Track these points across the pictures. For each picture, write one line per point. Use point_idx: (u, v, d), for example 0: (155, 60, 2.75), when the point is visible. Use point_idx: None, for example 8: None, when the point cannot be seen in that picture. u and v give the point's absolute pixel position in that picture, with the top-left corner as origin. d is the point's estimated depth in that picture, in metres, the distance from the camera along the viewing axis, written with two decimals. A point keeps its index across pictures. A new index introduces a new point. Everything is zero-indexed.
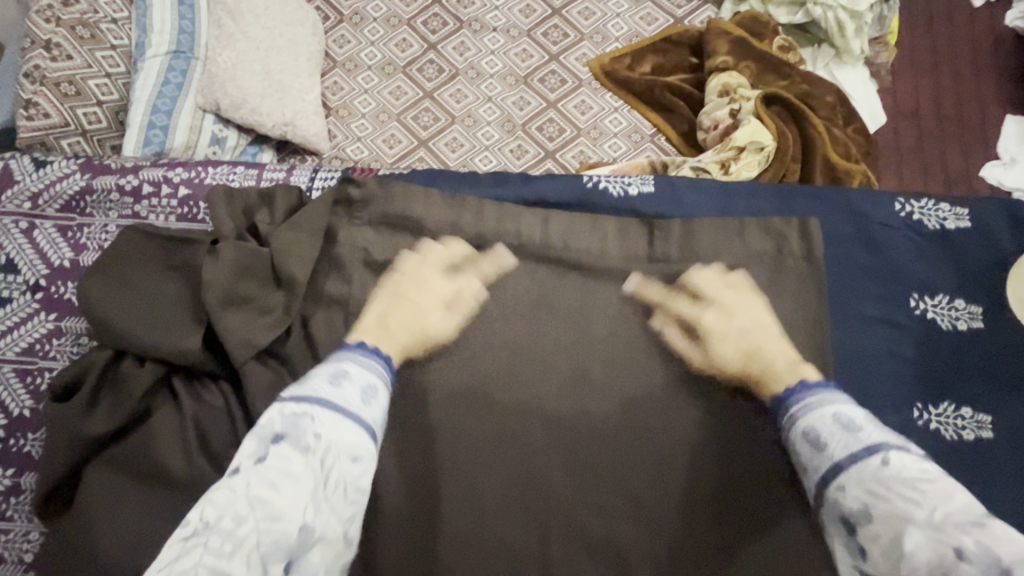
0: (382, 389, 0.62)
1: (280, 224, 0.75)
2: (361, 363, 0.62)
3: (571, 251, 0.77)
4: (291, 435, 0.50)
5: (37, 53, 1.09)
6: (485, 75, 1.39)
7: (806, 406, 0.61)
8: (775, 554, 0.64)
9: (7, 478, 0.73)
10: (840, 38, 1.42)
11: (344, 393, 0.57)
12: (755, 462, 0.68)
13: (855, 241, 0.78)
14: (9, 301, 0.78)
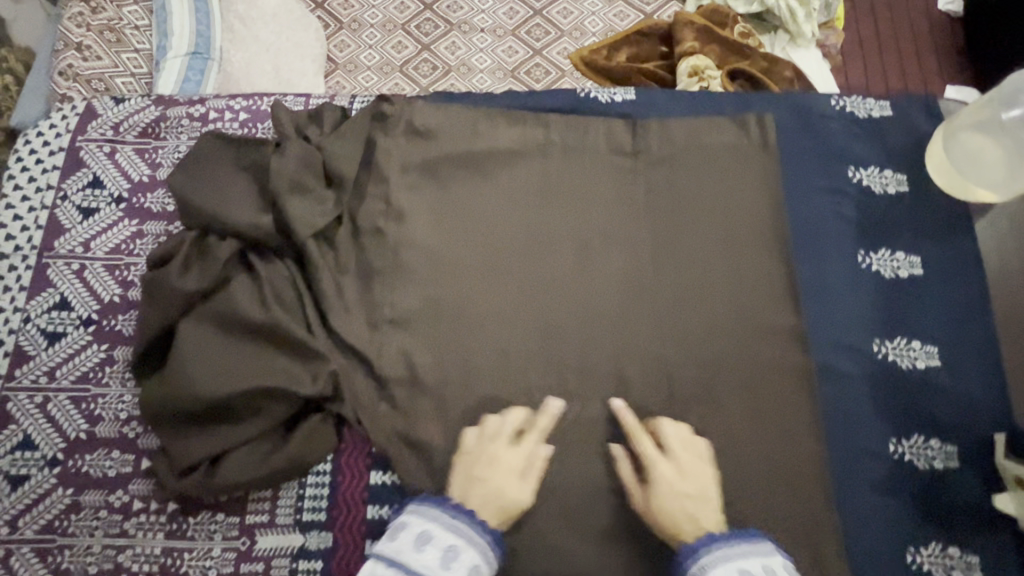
0: (450, 533, 0.68)
1: (328, 132, 0.91)
2: (435, 520, 0.69)
3: (569, 147, 0.93)
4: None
5: (72, 55, 1.30)
6: (476, 70, 1.58)
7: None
8: (743, 367, 0.84)
9: (102, 351, 0.85)
10: (794, 23, 1.64)
11: (423, 560, 0.66)
12: (721, 301, 0.86)
13: (801, 129, 0.94)
14: (97, 211, 0.91)
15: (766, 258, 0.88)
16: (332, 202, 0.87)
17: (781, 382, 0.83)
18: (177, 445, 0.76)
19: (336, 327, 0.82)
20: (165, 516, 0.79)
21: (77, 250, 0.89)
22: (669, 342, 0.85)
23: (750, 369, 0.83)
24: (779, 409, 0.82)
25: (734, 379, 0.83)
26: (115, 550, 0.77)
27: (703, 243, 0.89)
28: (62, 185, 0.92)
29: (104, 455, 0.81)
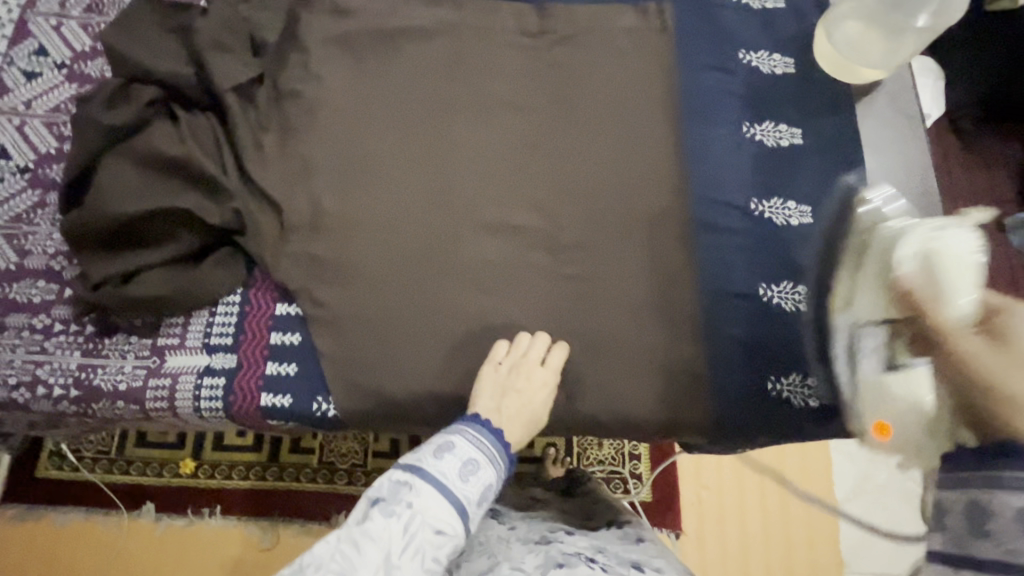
0: (489, 467, 0.74)
1: (252, 3, 0.97)
2: (474, 439, 0.76)
3: (481, 27, 1.00)
4: (388, 497, 0.67)
5: None
6: None
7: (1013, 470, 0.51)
8: (629, 221, 0.90)
9: (35, 196, 0.92)
10: None
11: (445, 465, 0.71)
12: (611, 163, 0.93)
13: (698, 15, 1.01)
14: (40, 75, 0.98)
15: (656, 129, 0.95)
16: (254, 64, 0.94)
17: (662, 233, 0.89)
18: (93, 265, 0.82)
19: (251, 173, 0.89)
20: (83, 336, 0.85)
21: (19, 108, 0.96)
22: (563, 202, 0.92)
23: (635, 222, 0.90)
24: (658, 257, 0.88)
25: (618, 230, 0.90)
26: (33, 365, 0.83)
27: (601, 115, 0.96)
28: (9, 52, 1.00)
29: (31, 284, 0.87)
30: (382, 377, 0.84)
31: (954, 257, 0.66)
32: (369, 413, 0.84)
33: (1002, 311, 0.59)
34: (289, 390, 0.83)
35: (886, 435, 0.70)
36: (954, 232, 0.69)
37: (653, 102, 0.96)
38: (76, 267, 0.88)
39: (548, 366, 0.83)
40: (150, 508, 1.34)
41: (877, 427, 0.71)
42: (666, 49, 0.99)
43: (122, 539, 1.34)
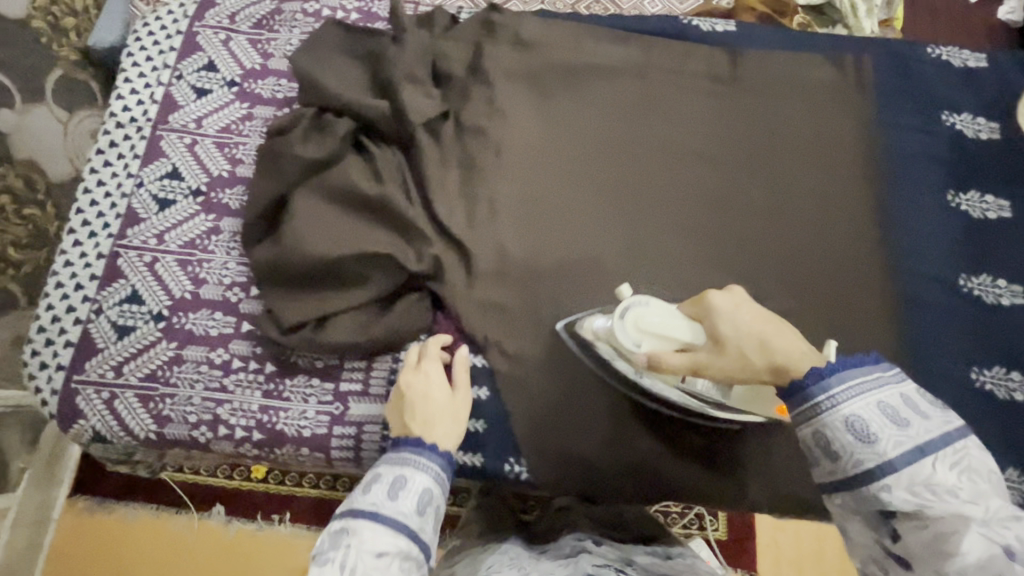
0: (417, 474, 0.66)
1: (438, 33, 0.93)
2: (403, 458, 0.67)
3: (670, 70, 0.95)
4: (331, 544, 0.59)
5: None
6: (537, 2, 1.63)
7: (824, 391, 0.58)
8: (828, 290, 0.86)
9: (209, 221, 0.88)
10: (853, 18, 1.62)
11: (372, 496, 0.63)
12: (807, 226, 0.89)
13: (898, 72, 0.96)
14: (210, 92, 0.95)
15: (855, 191, 0.90)
16: (443, 98, 0.90)
17: (862, 305, 0.86)
18: (283, 305, 0.79)
19: (439, 212, 0.84)
20: (264, 376, 0.81)
21: (190, 126, 0.93)
22: (756, 263, 0.88)
23: (835, 292, 0.86)
24: (861, 330, 0.85)
25: (817, 298, 0.86)
26: (214, 403, 0.80)
27: (796, 172, 0.91)
28: (178, 65, 0.96)
29: (207, 315, 0.84)
30: (575, 440, 0.80)
31: (641, 316, 0.71)
32: (558, 477, 0.80)
33: (707, 323, 0.67)
34: (481, 449, 0.80)
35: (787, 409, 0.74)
36: (636, 306, 0.72)
37: (852, 163, 0.91)
38: (255, 300, 0.85)
39: (458, 393, 0.76)
40: (219, 509, 1.27)
41: (779, 411, 0.75)
42: (865, 105, 0.94)
43: (189, 542, 1.26)
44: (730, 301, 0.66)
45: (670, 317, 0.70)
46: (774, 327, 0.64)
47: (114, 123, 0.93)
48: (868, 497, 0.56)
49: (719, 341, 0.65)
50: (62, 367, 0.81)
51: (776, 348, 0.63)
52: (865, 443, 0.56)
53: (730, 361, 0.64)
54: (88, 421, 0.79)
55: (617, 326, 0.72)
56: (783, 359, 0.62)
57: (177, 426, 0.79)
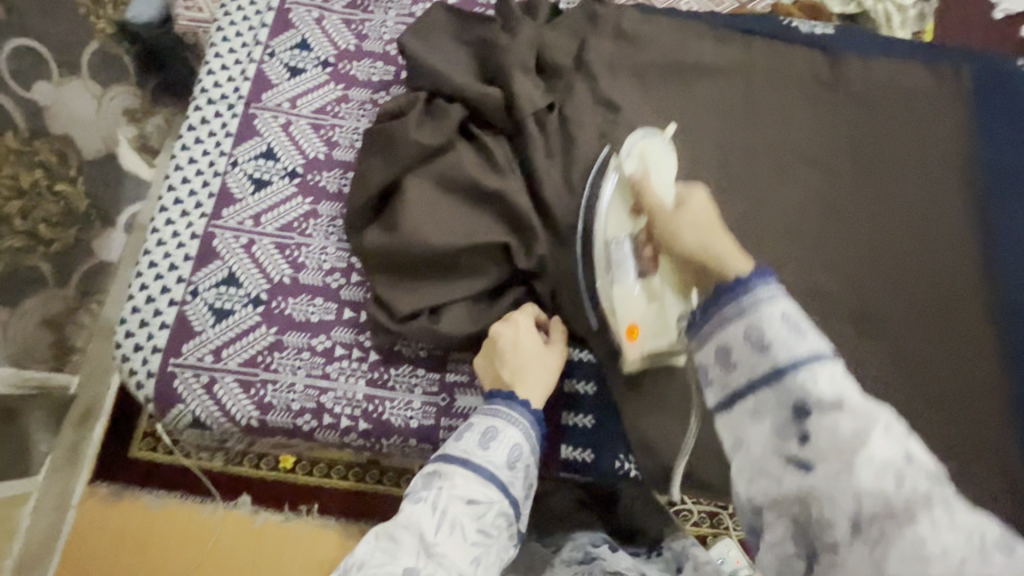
0: (511, 428, 0.68)
1: (541, 24, 0.92)
2: (496, 411, 0.69)
3: (773, 68, 0.95)
4: (422, 485, 0.63)
5: None
6: None
7: (761, 291, 0.48)
8: (930, 295, 0.87)
9: (307, 204, 0.86)
10: (888, 28, 1.67)
11: (465, 444, 0.66)
12: (907, 231, 0.89)
13: (993, 84, 0.97)
14: (304, 71, 0.92)
15: (951, 200, 0.91)
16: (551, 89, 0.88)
17: (963, 312, 0.86)
18: (395, 295, 0.77)
19: (549, 202, 0.82)
20: (368, 365, 0.79)
21: (284, 105, 0.90)
22: (857, 266, 0.88)
23: (936, 298, 0.87)
24: (963, 335, 0.85)
25: (918, 303, 0.86)
26: (317, 391, 0.78)
27: (895, 177, 0.92)
28: (270, 42, 0.93)
29: (308, 301, 0.82)
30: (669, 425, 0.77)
31: (655, 153, 0.74)
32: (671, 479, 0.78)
33: (682, 194, 0.63)
34: (588, 443, 0.79)
35: (637, 335, 0.71)
36: (652, 138, 0.76)
37: (951, 171, 0.92)
38: (356, 286, 0.82)
39: (551, 345, 0.76)
40: (246, 498, 1.19)
41: (628, 330, 0.71)
42: (961, 114, 0.95)
43: (216, 533, 1.18)
44: (706, 197, 0.61)
45: (664, 166, 0.73)
46: (715, 233, 0.57)
47: (205, 99, 0.90)
48: (787, 389, 0.45)
49: (681, 202, 0.62)
50: (158, 349, 0.78)
51: (699, 233, 0.57)
52: (780, 341, 0.46)
53: (672, 223, 0.61)
54: (187, 405, 0.77)
55: (628, 138, 0.75)
56: (686, 244, 0.58)
57: (279, 413, 0.77)
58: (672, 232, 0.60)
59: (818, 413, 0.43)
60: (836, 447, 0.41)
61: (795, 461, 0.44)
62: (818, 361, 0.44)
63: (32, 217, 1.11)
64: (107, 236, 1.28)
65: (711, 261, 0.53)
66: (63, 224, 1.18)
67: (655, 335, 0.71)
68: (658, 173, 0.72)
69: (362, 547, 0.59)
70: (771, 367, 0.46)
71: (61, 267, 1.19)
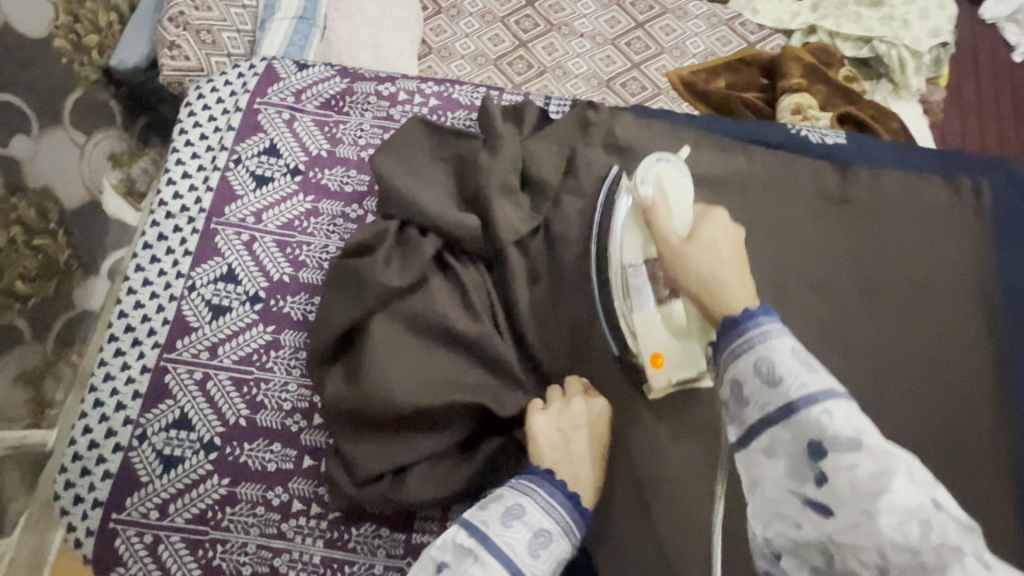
0: (564, 541, 0.59)
1: (527, 133, 0.85)
2: (553, 508, 0.60)
3: (778, 182, 0.88)
4: (454, 565, 0.54)
5: (183, 2, 1.27)
6: (577, 33, 1.65)
7: (760, 322, 0.49)
8: (955, 450, 0.77)
9: (268, 334, 0.79)
10: (900, 74, 1.61)
11: (512, 536, 0.57)
12: (927, 373, 0.81)
13: (1016, 201, 0.90)
14: (272, 180, 0.86)
15: (972, 331, 0.83)
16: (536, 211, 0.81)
17: (990, 469, 0.77)
18: (357, 452, 0.70)
19: (531, 341, 0.76)
20: (327, 523, 0.73)
21: (248, 220, 0.84)
22: (867, 411, 0.79)
23: (960, 453, 0.77)
24: (988, 496, 0.76)
25: (939, 458, 0.77)
26: (270, 553, 0.71)
27: (912, 309, 0.83)
28: (236, 146, 0.87)
29: (264, 446, 0.75)
30: None
31: (671, 177, 0.71)
32: None
33: (698, 223, 0.63)
34: None
35: (662, 364, 0.68)
36: (669, 163, 0.72)
37: (973, 303, 0.84)
38: (318, 430, 0.76)
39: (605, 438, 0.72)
40: None
41: (652, 358, 0.68)
42: (985, 237, 0.87)
43: None
44: (730, 223, 0.61)
45: (682, 190, 0.70)
46: (737, 269, 0.57)
47: (164, 211, 0.84)
48: (801, 425, 0.45)
49: (692, 235, 0.62)
50: (99, 503, 0.72)
51: (703, 266, 0.58)
52: (774, 386, 0.47)
53: (691, 257, 0.60)
54: (128, 569, 0.70)
55: (643, 163, 0.73)
56: (694, 276, 0.58)
57: None
58: (707, 287, 0.56)
59: (839, 452, 0.42)
60: (864, 487, 0.41)
61: (812, 502, 0.44)
62: (833, 401, 0.45)
63: (9, 274, 1.02)
64: (89, 285, 1.25)
65: (718, 299, 0.55)
66: (42, 277, 1.11)
67: (678, 365, 0.68)
68: (676, 213, 0.67)
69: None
70: (786, 402, 0.46)
71: (38, 324, 1.12)
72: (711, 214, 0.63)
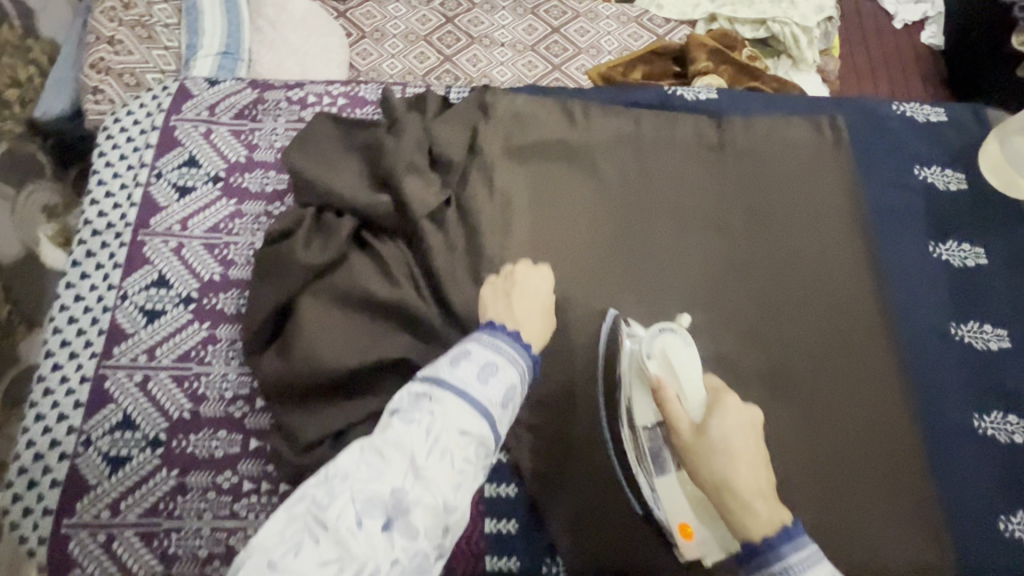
0: (512, 368, 0.65)
1: (430, 118, 0.93)
2: (493, 345, 0.66)
3: (661, 138, 0.98)
4: (406, 408, 0.57)
5: (103, 48, 1.30)
6: (498, 43, 1.75)
7: (790, 556, 0.63)
8: (835, 348, 0.89)
9: (205, 330, 0.83)
10: (795, 49, 1.77)
11: (463, 372, 0.61)
12: (805, 284, 0.92)
13: (871, 129, 1.02)
14: (194, 189, 0.90)
15: (839, 241, 0.94)
16: (444, 187, 0.88)
17: (869, 361, 0.88)
18: (299, 423, 0.75)
19: (453, 300, 0.80)
20: (277, 497, 0.76)
21: (175, 228, 0.88)
22: (760, 323, 0.89)
23: (841, 350, 0.89)
24: (871, 385, 0.87)
25: (824, 355, 0.88)
26: (225, 533, 0.74)
27: (788, 232, 0.94)
28: (156, 162, 0.91)
29: (210, 435, 0.78)
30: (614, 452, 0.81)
31: (677, 348, 0.79)
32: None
33: (710, 407, 0.73)
34: (514, 551, 0.79)
35: (691, 535, 0.73)
36: (672, 332, 0.81)
37: (842, 220, 0.95)
38: (261, 413, 0.80)
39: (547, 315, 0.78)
40: None
41: (681, 528, 0.74)
42: (846, 160, 0.99)
43: None
44: (746, 417, 0.72)
45: (692, 369, 0.77)
46: (744, 441, 0.70)
47: (91, 230, 0.88)
48: None
49: (701, 428, 0.70)
50: (49, 511, 0.74)
51: (722, 476, 0.67)
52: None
53: (704, 464, 0.69)
54: (84, 570, 0.72)
55: (647, 334, 0.81)
56: (717, 475, 0.68)
57: (184, 564, 0.73)
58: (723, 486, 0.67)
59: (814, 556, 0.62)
60: None
61: None
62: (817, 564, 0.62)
63: None
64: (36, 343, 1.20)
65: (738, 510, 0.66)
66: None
67: (706, 524, 0.73)
68: (685, 381, 0.76)
69: (346, 456, 0.54)
70: None
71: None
72: (723, 399, 0.73)
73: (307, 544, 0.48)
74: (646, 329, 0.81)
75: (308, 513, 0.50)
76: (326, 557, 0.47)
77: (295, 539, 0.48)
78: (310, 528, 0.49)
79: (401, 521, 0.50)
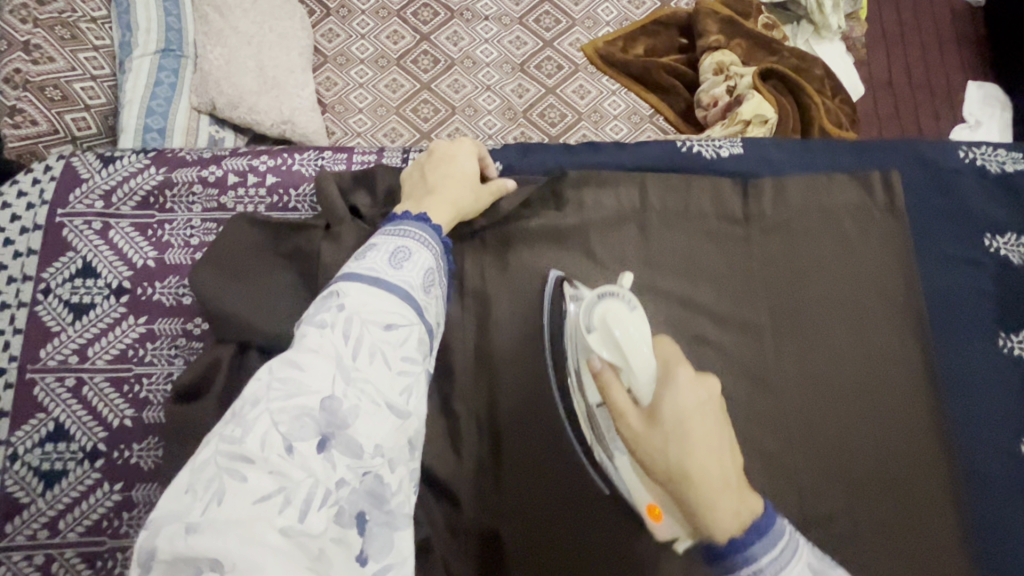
0: (423, 251, 0.57)
1: (380, 205, 0.75)
2: (399, 233, 0.58)
3: (670, 212, 0.80)
4: (310, 315, 0.49)
5: (18, 57, 1.01)
6: (481, 16, 1.39)
7: (761, 551, 0.52)
8: (890, 478, 0.71)
9: (116, 493, 0.68)
10: (818, 15, 1.43)
11: (368, 262, 0.53)
12: (850, 393, 0.73)
13: (928, 188, 0.84)
14: (92, 307, 0.73)
15: (891, 337, 0.76)
16: None
17: (932, 495, 0.70)
18: None
19: None
20: None
21: (71, 360, 0.71)
22: (792, 447, 0.71)
23: (896, 479, 0.71)
24: (935, 529, 0.69)
25: (875, 488, 0.70)
26: None
27: (829, 327, 0.76)
28: (41, 274, 0.73)
29: None
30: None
31: (620, 315, 0.63)
32: None
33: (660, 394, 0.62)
34: None
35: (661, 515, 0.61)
36: (615, 297, 0.66)
37: (895, 309, 0.77)
38: None
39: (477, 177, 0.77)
40: None
41: (647, 509, 0.62)
42: (900, 234, 0.80)
43: None
44: (703, 393, 0.64)
45: (637, 326, 0.63)
46: (700, 419, 0.61)
47: None
48: None
49: (654, 413, 0.60)
50: None
51: (676, 455, 0.58)
52: None
53: (660, 444, 0.59)
54: None
55: (587, 301, 0.66)
56: (668, 457, 0.58)
57: None
58: (679, 476, 0.58)
59: None
60: None
61: None
62: None
63: None
64: None
65: (693, 505, 0.57)
66: None
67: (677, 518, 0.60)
68: (635, 354, 0.62)
69: (254, 386, 0.44)
70: None
71: None
72: (675, 372, 0.64)
73: (224, 490, 0.39)
74: (590, 292, 0.67)
75: (214, 460, 0.40)
76: (264, 490, 0.40)
77: (211, 490, 0.39)
78: (224, 468, 0.40)
79: (340, 437, 0.43)
